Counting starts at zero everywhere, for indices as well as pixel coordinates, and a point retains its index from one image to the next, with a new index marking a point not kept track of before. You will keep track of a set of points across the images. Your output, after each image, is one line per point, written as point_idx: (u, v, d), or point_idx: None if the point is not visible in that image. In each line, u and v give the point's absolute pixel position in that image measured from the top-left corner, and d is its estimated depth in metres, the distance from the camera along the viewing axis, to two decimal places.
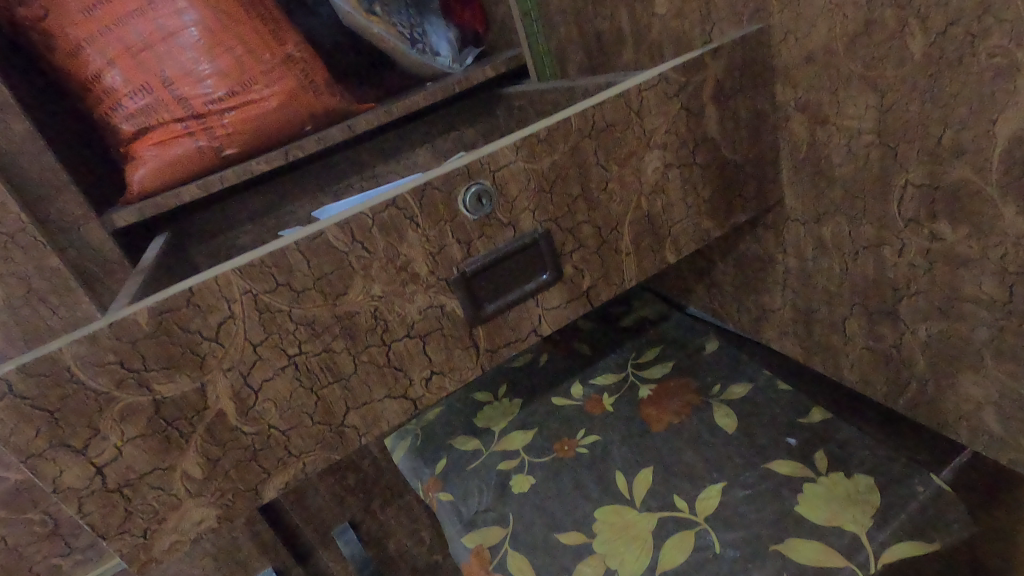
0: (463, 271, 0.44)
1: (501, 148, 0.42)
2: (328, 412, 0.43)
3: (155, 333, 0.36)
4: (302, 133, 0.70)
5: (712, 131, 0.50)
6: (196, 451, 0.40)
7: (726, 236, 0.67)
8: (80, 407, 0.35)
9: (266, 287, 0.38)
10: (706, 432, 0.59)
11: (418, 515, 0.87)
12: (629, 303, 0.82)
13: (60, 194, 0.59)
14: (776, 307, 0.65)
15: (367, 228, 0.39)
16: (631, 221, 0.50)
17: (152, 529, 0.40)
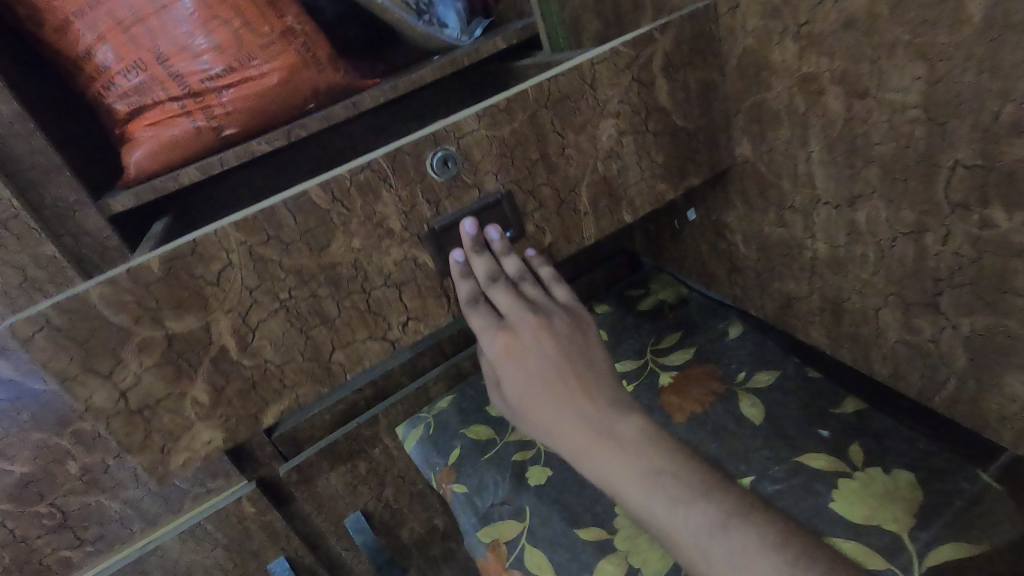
0: (432, 227, 0.49)
1: (465, 116, 0.46)
2: (316, 350, 0.49)
3: (166, 277, 0.41)
4: (305, 111, 0.67)
5: (664, 99, 0.54)
6: (204, 381, 0.45)
7: (749, 218, 0.63)
8: (102, 340, 0.41)
9: (258, 240, 0.43)
10: (731, 421, 0.57)
11: (431, 505, 0.85)
12: (646, 287, 0.82)
13: (53, 177, 0.56)
14: (803, 294, 0.61)
15: (346, 187, 0.44)
16: (589, 183, 0.54)
17: (168, 448, 0.46)
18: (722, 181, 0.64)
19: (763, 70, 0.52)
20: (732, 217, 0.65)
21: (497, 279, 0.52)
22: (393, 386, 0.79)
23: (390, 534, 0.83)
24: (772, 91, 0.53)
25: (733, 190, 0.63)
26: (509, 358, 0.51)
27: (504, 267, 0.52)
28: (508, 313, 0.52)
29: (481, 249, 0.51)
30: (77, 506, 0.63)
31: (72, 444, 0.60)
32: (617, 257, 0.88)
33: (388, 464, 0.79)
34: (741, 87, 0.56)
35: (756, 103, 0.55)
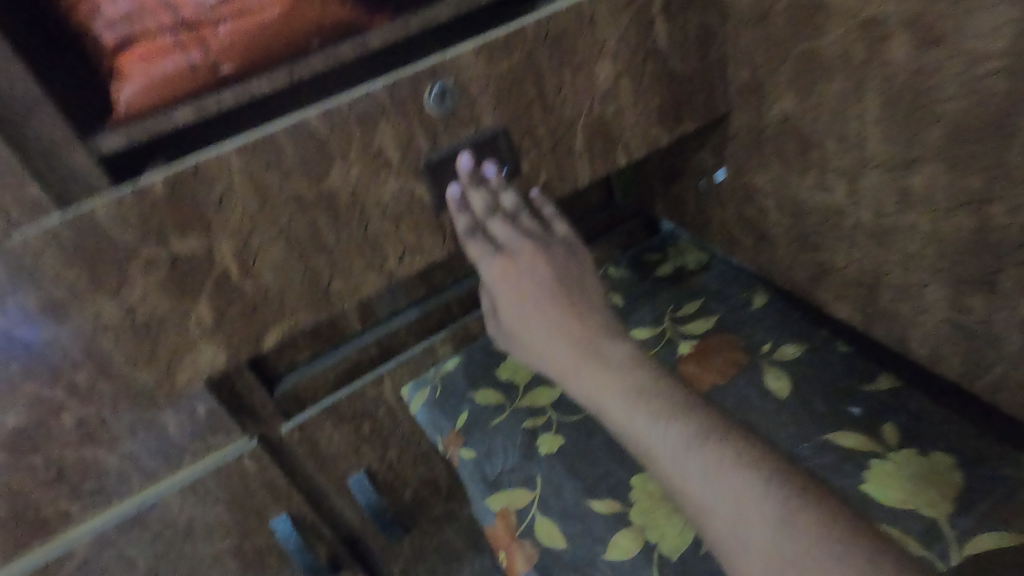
0: (430, 158, 0.54)
1: (463, 51, 0.50)
2: (315, 278, 0.55)
3: (168, 199, 0.46)
4: (308, 49, 0.61)
5: (661, 41, 0.57)
6: (207, 300, 0.51)
7: (784, 182, 0.59)
8: (110, 258, 0.46)
9: (261, 166, 0.48)
10: (755, 396, 0.54)
11: (435, 467, 0.84)
12: (664, 251, 0.78)
13: (35, 113, 0.50)
14: (839, 266, 0.58)
15: (343, 117, 0.49)
16: (584, 123, 0.59)
17: (172, 363, 0.52)
18: (756, 140, 0.60)
19: (816, 14, 0.48)
20: (764, 181, 0.62)
21: (494, 211, 0.58)
22: (399, 346, 0.77)
23: (393, 495, 0.82)
24: (825, 38, 0.48)
25: (767, 149, 0.59)
26: (506, 280, 0.59)
27: (500, 201, 0.58)
28: (505, 241, 0.59)
29: (479, 183, 0.56)
30: (74, 459, 0.61)
31: (66, 397, 0.58)
32: (632, 220, 0.85)
33: (392, 425, 0.78)
34: (789, 34, 0.51)
35: (806, 51, 0.50)
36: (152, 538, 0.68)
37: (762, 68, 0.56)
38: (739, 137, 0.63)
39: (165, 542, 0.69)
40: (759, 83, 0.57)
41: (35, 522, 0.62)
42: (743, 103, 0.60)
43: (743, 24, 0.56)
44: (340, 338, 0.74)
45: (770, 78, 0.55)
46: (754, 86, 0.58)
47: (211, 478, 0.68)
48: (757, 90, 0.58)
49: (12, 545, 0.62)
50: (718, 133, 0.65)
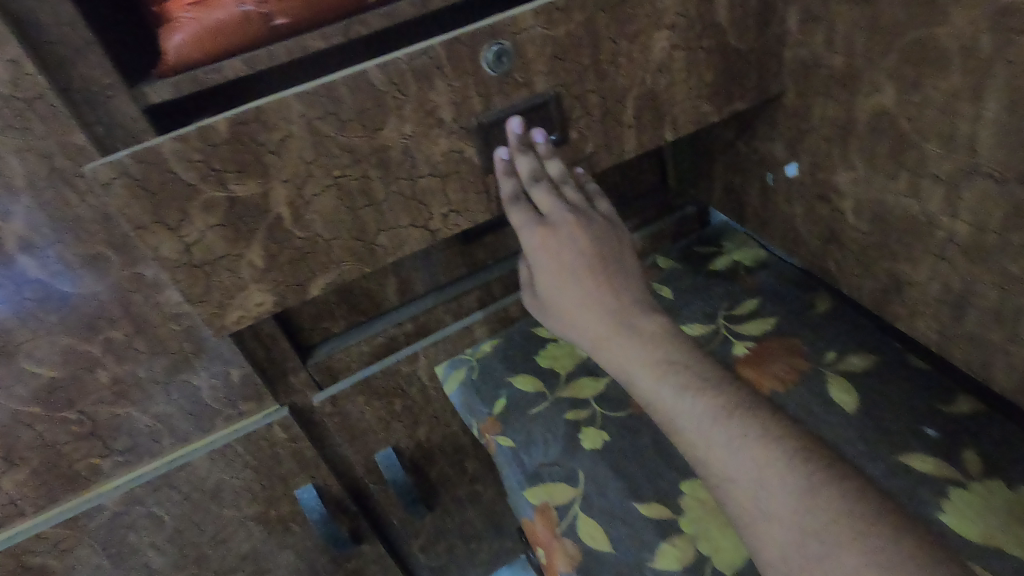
0: (481, 122, 0.51)
1: (524, 11, 0.47)
2: (362, 230, 0.53)
3: (231, 139, 0.44)
4: (365, 6, 0.57)
5: (721, 16, 0.54)
6: (260, 245, 0.49)
7: (868, 183, 0.55)
8: (173, 193, 0.44)
9: (317, 114, 0.46)
10: (819, 406, 0.53)
11: (463, 447, 0.83)
12: (720, 244, 0.75)
13: (82, 56, 0.46)
14: (920, 280, 0.55)
15: (402, 71, 0.46)
16: (636, 95, 0.55)
17: (224, 303, 0.51)
18: (842, 135, 0.55)
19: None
20: (845, 180, 0.57)
21: (539, 179, 0.55)
22: (435, 323, 0.74)
23: (419, 472, 0.81)
24: (946, 26, 0.44)
25: (853, 147, 0.55)
26: (545, 250, 0.56)
27: (546, 169, 0.55)
28: (547, 210, 0.55)
29: (528, 149, 0.53)
30: (107, 416, 0.60)
31: (102, 353, 0.57)
32: (688, 208, 0.82)
33: (424, 403, 0.76)
34: (901, 18, 0.46)
35: (918, 40, 0.46)
36: (180, 498, 0.67)
37: (860, 55, 0.50)
38: (820, 130, 0.58)
39: (193, 502, 0.68)
40: (854, 72, 0.52)
41: (66, 475, 0.61)
42: (832, 93, 0.55)
43: (845, 5, 0.50)
44: (377, 312, 0.72)
45: (870, 66, 0.50)
46: (845, 75, 0.53)
47: (241, 444, 0.67)
48: (851, 79, 0.52)
49: (43, 496, 0.61)
50: (796, 122, 0.60)
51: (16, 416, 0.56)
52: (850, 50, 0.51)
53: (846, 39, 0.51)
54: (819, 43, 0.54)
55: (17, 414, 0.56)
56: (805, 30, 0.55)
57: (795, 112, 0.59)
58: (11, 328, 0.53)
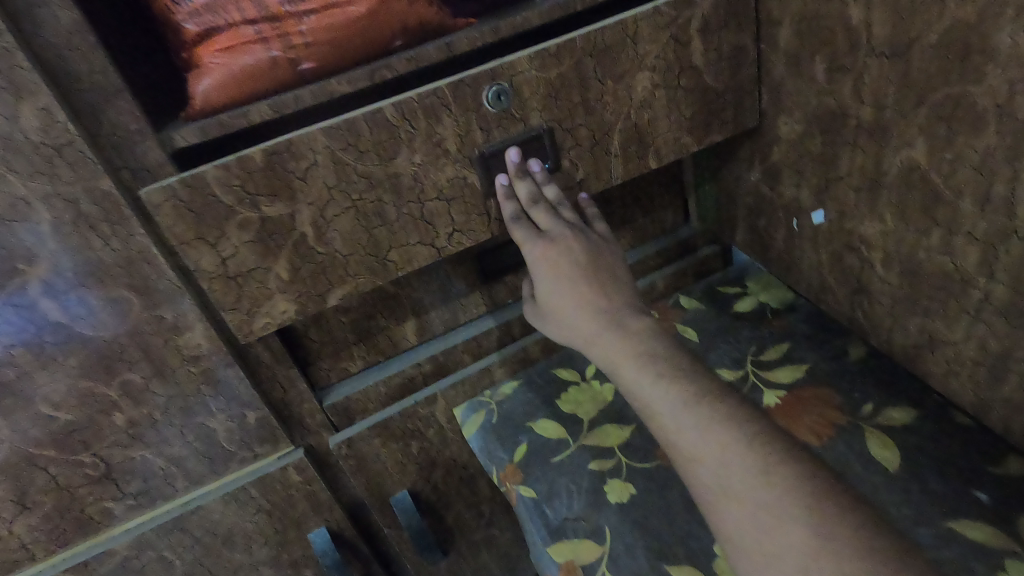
0: (482, 152, 0.55)
1: (520, 57, 0.52)
2: (376, 247, 0.56)
3: (265, 167, 0.49)
4: (391, 49, 0.58)
5: (697, 59, 0.58)
6: (285, 261, 0.53)
7: (898, 237, 0.53)
8: (214, 214, 0.49)
9: (340, 146, 0.50)
10: (860, 464, 0.52)
11: (480, 491, 0.81)
12: (744, 284, 0.73)
13: (113, 101, 0.48)
14: (956, 340, 0.51)
15: (413, 108, 0.50)
16: (621, 130, 0.59)
17: (252, 310, 0.54)
18: (872, 186, 0.53)
19: (974, 55, 0.42)
20: (873, 231, 0.55)
21: (537, 201, 0.56)
22: (454, 363, 0.73)
23: (434, 516, 0.79)
24: (981, 84, 0.42)
25: (882, 198, 0.53)
26: (546, 267, 0.55)
27: (543, 193, 0.57)
28: (547, 228, 0.56)
29: (525, 174, 0.56)
30: (121, 459, 0.59)
31: (119, 395, 0.57)
32: (710, 247, 0.80)
33: (442, 445, 0.75)
34: (932, 73, 0.45)
35: (950, 96, 0.44)
36: (192, 542, 0.66)
37: (890, 107, 0.49)
38: (848, 179, 0.55)
39: (204, 546, 0.67)
40: (884, 124, 0.50)
41: (78, 519, 0.60)
42: (860, 143, 0.53)
43: (874, 57, 0.48)
44: (395, 352, 0.71)
45: (900, 119, 0.48)
46: (874, 126, 0.51)
47: (254, 487, 0.65)
48: (879, 131, 0.51)
49: (55, 540, 0.60)
50: (824, 170, 0.58)
51: (31, 458, 0.56)
52: (880, 101, 0.49)
53: (875, 91, 0.49)
54: (847, 91, 0.52)
55: (33, 456, 0.55)
56: (832, 79, 0.53)
57: (822, 160, 0.57)
58: (30, 370, 0.53)
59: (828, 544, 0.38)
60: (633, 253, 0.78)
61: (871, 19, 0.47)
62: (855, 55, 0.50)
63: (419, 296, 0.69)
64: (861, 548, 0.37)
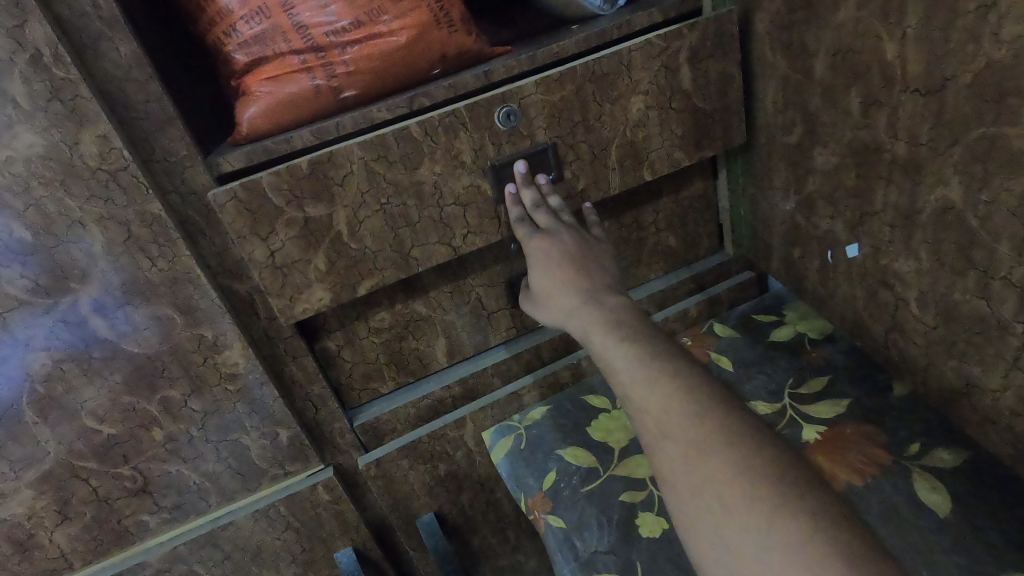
0: (494, 163, 0.59)
1: (527, 82, 0.57)
2: (400, 246, 0.60)
3: (310, 173, 0.53)
4: (430, 77, 0.59)
5: (686, 85, 0.62)
6: (321, 258, 0.57)
7: (933, 276, 0.51)
8: (266, 213, 0.54)
9: (373, 157, 0.55)
10: (907, 505, 0.50)
11: (507, 515, 0.80)
12: (780, 313, 0.71)
13: (166, 129, 0.50)
14: (992, 387, 0.49)
15: (434, 126, 0.55)
16: (618, 145, 0.63)
17: (292, 298, 0.58)
18: (906, 223, 0.51)
19: (1009, 96, 0.40)
20: (907, 269, 0.53)
21: (540, 204, 0.61)
22: (483, 386, 0.73)
23: (460, 540, 0.78)
24: (1016, 126, 0.40)
25: (917, 236, 0.51)
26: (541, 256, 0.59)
27: (547, 199, 0.62)
28: (545, 225, 0.61)
29: (531, 183, 0.60)
30: (158, 473, 0.61)
31: (159, 411, 0.58)
32: (746, 274, 0.79)
33: (469, 468, 0.74)
34: (968, 112, 0.43)
35: (986, 136, 0.43)
36: (222, 557, 0.67)
37: (925, 144, 0.47)
38: (882, 215, 0.54)
39: (234, 562, 0.67)
40: (919, 162, 0.48)
41: (115, 530, 0.62)
42: (895, 179, 0.51)
43: (908, 94, 0.47)
44: (425, 373, 0.71)
45: (935, 157, 0.47)
46: (909, 162, 0.49)
47: (284, 504, 0.66)
48: (914, 167, 0.49)
49: (92, 551, 0.62)
50: (858, 204, 0.56)
51: (74, 470, 0.57)
52: (915, 137, 0.48)
53: (910, 129, 0.48)
54: (882, 125, 0.50)
55: (76, 468, 0.57)
56: (867, 113, 0.51)
57: (857, 193, 0.55)
58: (77, 384, 0.54)
59: (744, 474, 0.40)
60: (666, 279, 0.77)
61: (906, 55, 0.46)
62: (890, 90, 0.49)
63: (451, 318, 0.69)
64: (770, 477, 0.40)
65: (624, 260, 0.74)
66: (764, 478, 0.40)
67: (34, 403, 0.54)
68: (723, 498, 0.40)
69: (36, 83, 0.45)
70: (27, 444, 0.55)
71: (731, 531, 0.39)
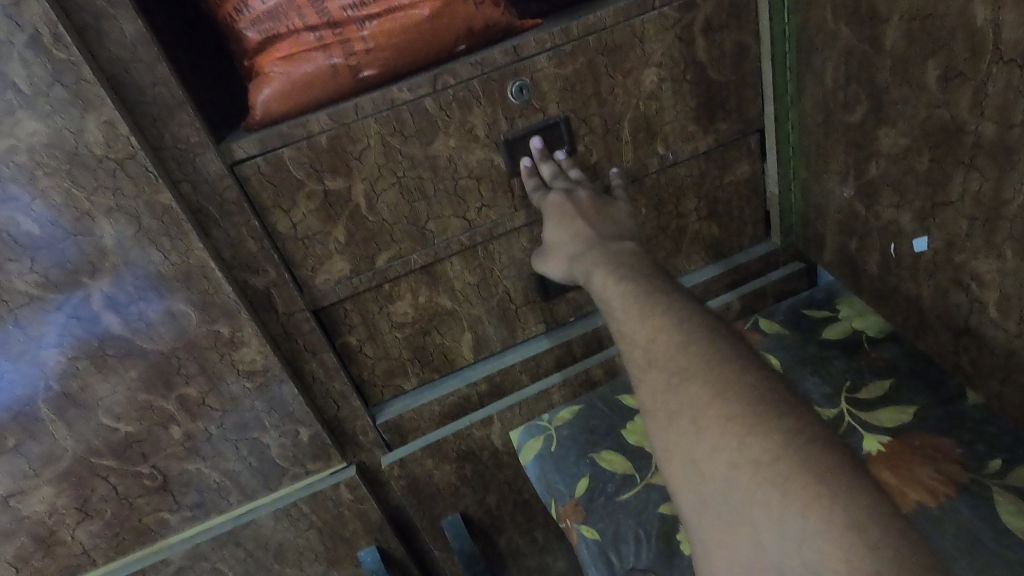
0: (507, 137, 0.56)
1: (539, 55, 0.54)
2: (415, 219, 0.58)
3: (329, 147, 0.52)
4: (454, 54, 0.54)
5: (700, 56, 0.59)
6: (341, 230, 0.56)
7: (1020, 276, 0.44)
8: (288, 184, 0.53)
9: (390, 131, 0.53)
10: (990, 533, 0.45)
11: (534, 515, 0.76)
12: (833, 308, 0.66)
13: (175, 114, 0.47)
14: None
15: (448, 100, 0.53)
16: (631, 119, 0.60)
17: (314, 268, 0.57)
18: (988, 216, 0.45)
19: None
20: (986, 268, 0.47)
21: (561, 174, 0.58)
22: (511, 383, 0.69)
23: (487, 540, 0.75)
24: None
25: (1003, 232, 0.45)
26: (554, 207, 0.56)
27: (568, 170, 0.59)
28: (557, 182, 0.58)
29: (548, 156, 0.57)
30: (177, 471, 0.59)
31: (176, 409, 0.56)
32: (793, 263, 0.74)
33: (496, 467, 0.71)
34: None
35: None
36: (244, 555, 0.65)
37: (1019, 126, 0.41)
38: (960, 206, 0.47)
39: (257, 559, 0.66)
40: (1009, 147, 0.42)
41: (137, 528, 0.60)
42: (977, 166, 0.45)
43: (1002, 66, 0.40)
44: (450, 368, 0.68)
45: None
46: (997, 146, 0.43)
47: (306, 503, 0.64)
48: (1003, 152, 0.42)
49: (114, 547, 0.60)
50: (930, 192, 0.49)
51: (92, 467, 0.56)
52: (1007, 117, 0.41)
53: (1000, 108, 0.41)
54: (964, 103, 0.44)
55: (95, 466, 0.56)
56: (947, 89, 0.45)
57: (929, 180, 0.49)
58: (92, 380, 0.52)
59: (719, 398, 0.38)
60: (707, 268, 0.72)
61: (1000, 19, 0.39)
62: (978, 62, 0.42)
63: (478, 312, 0.65)
64: (745, 397, 0.37)
65: (660, 251, 0.69)
66: (739, 399, 0.37)
67: (50, 401, 0.52)
68: (698, 421, 0.38)
69: (37, 67, 0.42)
70: (45, 442, 0.53)
71: (705, 453, 0.37)
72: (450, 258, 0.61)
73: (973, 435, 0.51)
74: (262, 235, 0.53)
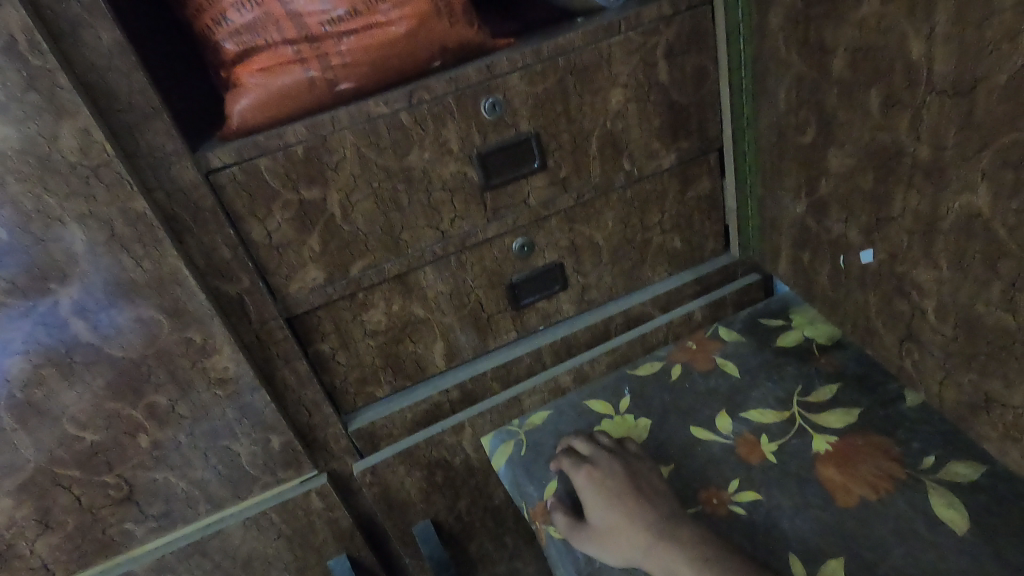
0: (480, 152, 0.58)
1: (511, 73, 0.56)
2: (390, 229, 0.59)
3: (306, 158, 0.53)
4: (429, 70, 0.56)
5: (663, 78, 0.63)
6: (316, 240, 0.57)
7: (954, 286, 0.48)
8: (263, 194, 0.53)
9: (367, 144, 0.54)
10: (925, 524, 0.48)
11: (504, 521, 0.78)
12: (787, 317, 0.70)
13: (151, 123, 0.48)
14: (1013, 405, 0.46)
15: (423, 114, 0.55)
16: (598, 135, 0.63)
17: (288, 276, 0.57)
18: (926, 231, 0.49)
19: None
20: (924, 278, 0.51)
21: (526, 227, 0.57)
22: (482, 390, 0.71)
23: (457, 546, 0.76)
24: None
25: (938, 244, 0.48)
26: None
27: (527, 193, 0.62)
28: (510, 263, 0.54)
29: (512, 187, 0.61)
30: (144, 481, 0.58)
31: (144, 417, 0.56)
32: (751, 275, 0.78)
33: (467, 474, 0.73)
34: (1000, 117, 0.40)
35: (1015, 142, 0.40)
36: (211, 566, 0.64)
37: (950, 150, 0.44)
38: (901, 221, 0.51)
39: (224, 570, 0.65)
40: (942, 167, 0.46)
41: (100, 540, 0.59)
42: (915, 184, 0.48)
43: (935, 95, 0.44)
44: (422, 376, 0.69)
45: (961, 163, 0.44)
46: (932, 166, 0.46)
47: (275, 512, 0.64)
48: (936, 173, 0.46)
49: (75, 560, 0.59)
50: (875, 209, 0.53)
51: (55, 478, 0.55)
52: (939, 141, 0.45)
53: (934, 132, 0.45)
54: (904, 127, 0.48)
55: (58, 475, 0.55)
56: (888, 114, 0.49)
57: (873, 197, 0.53)
58: (57, 388, 0.52)
59: None
60: (670, 280, 0.75)
61: (932, 53, 0.43)
62: (913, 90, 0.46)
63: (450, 321, 0.67)
64: None
65: (626, 262, 0.72)
66: None
67: (12, 410, 0.51)
68: None
69: (11, 72, 0.42)
70: (6, 452, 0.52)
71: None
72: (424, 268, 0.63)
73: (912, 435, 0.55)
74: (238, 243, 0.54)
